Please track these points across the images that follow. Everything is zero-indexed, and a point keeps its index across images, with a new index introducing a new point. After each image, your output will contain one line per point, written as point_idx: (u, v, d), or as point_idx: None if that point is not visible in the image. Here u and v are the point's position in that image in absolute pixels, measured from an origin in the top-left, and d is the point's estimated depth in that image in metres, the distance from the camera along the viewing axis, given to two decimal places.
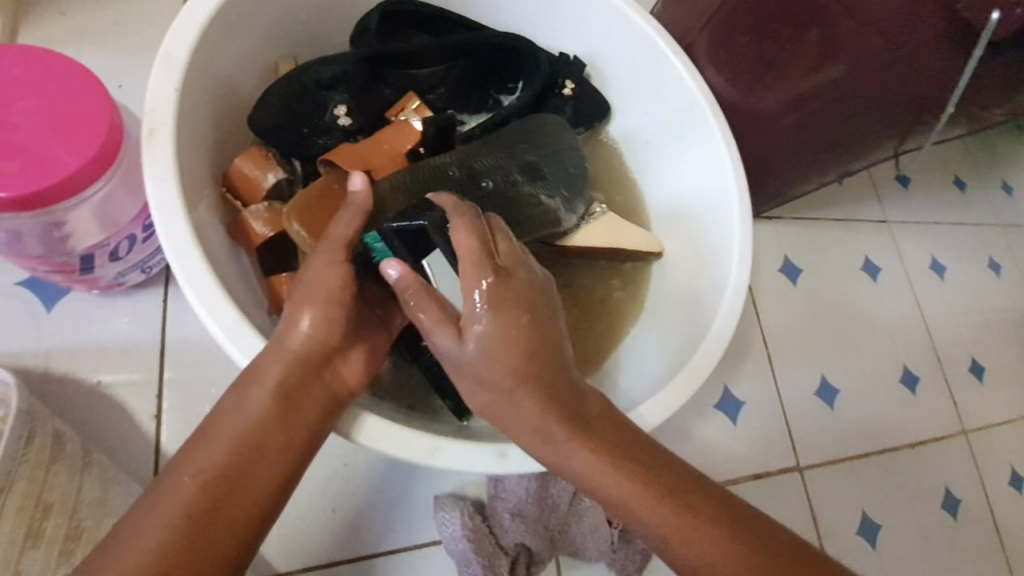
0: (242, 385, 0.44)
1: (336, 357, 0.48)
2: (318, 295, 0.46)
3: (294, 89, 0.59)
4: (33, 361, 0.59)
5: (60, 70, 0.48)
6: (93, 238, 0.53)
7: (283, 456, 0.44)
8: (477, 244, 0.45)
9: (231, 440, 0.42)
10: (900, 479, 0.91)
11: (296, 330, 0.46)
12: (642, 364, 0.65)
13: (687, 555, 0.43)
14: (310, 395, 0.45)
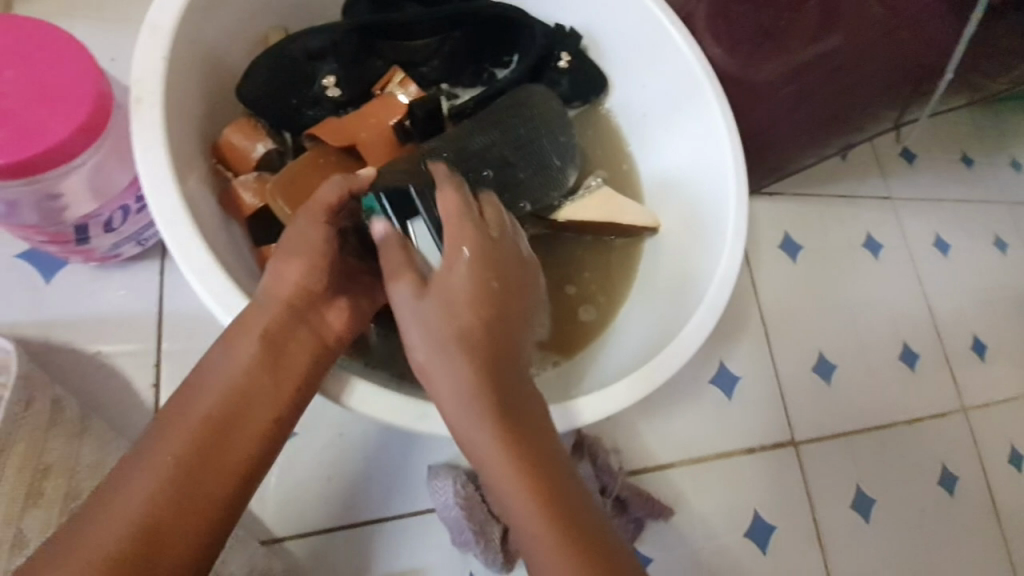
0: (231, 333, 0.45)
1: (321, 307, 0.49)
2: (301, 245, 0.48)
3: (282, 60, 0.59)
4: (33, 331, 0.60)
5: (46, 39, 0.48)
6: (86, 209, 0.54)
7: (271, 405, 0.45)
8: (461, 202, 0.48)
9: (221, 387, 0.43)
10: (896, 456, 0.91)
11: (282, 279, 0.47)
12: (636, 335, 0.65)
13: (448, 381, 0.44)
14: (297, 345, 0.46)
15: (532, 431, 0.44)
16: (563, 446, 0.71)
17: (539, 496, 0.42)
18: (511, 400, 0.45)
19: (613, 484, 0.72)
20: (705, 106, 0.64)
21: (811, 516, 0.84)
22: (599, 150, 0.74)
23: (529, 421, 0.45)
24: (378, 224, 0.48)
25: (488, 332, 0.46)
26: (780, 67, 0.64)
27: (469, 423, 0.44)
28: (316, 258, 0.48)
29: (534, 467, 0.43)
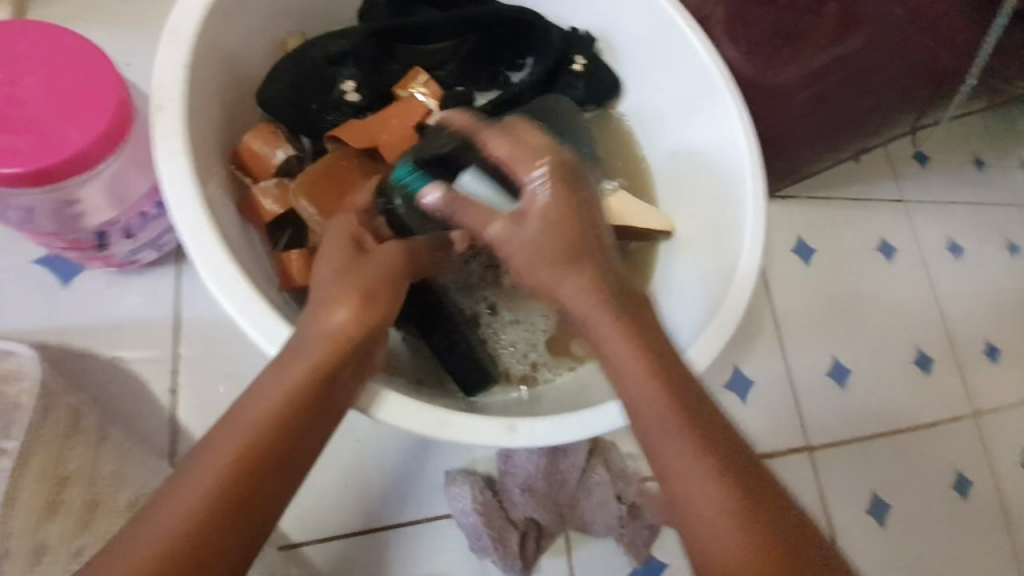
0: (282, 362, 0.42)
1: (371, 344, 0.46)
2: (367, 272, 0.46)
3: (304, 66, 0.59)
4: (52, 336, 0.60)
5: (66, 45, 0.48)
6: (107, 215, 0.54)
7: (315, 442, 0.42)
8: (519, 143, 0.46)
9: (268, 421, 0.40)
10: (911, 461, 0.90)
11: (338, 312, 0.44)
12: (671, 319, 0.65)
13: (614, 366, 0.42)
14: (344, 381, 0.43)
15: (735, 460, 0.39)
16: (578, 452, 0.65)
17: (742, 514, 0.37)
18: (696, 413, 0.40)
19: (628, 490, 0.66)
20: (722, 111, 0.64)
21: (826, 522, 0.83)
22: (622, 160, 0.74)
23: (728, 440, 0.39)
24: (503, 147, 0.46)
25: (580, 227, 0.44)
26: (801, 69, 0.63)
27: (638, 392, 0.41)
28: (375, 300, 0.45)
29: (753, 506, 0.37)
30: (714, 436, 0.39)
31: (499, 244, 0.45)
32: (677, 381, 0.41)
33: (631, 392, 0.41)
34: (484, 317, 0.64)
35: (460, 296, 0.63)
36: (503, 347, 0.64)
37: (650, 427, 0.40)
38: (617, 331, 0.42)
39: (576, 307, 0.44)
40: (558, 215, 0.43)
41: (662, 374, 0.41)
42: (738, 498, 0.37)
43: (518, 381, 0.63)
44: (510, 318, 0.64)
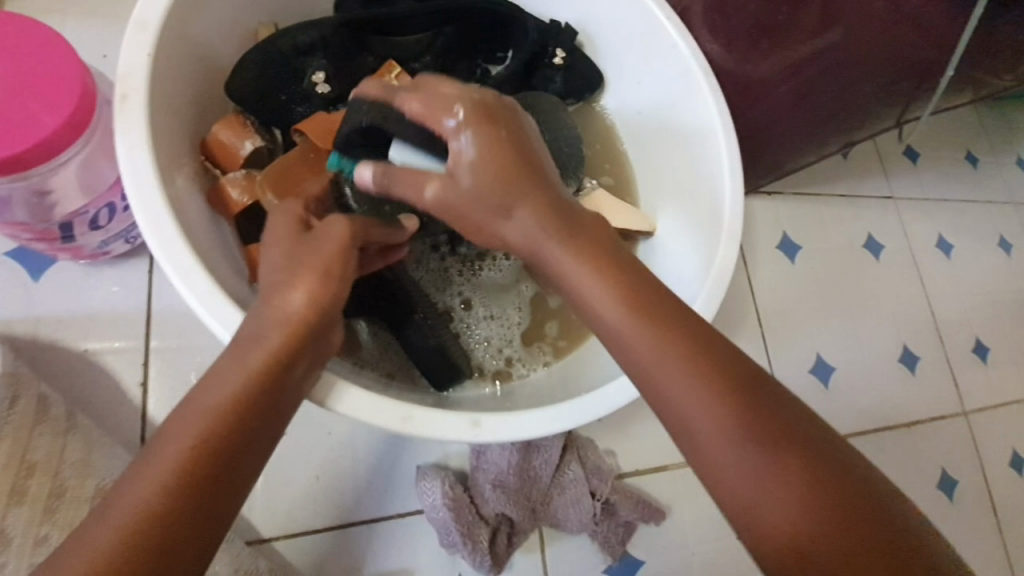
0: (238, 349, 0.41)
1: (329, 327, 0.45)
2: (315, 248, 0.44)
3: (271, 55, 0.58)
4: (21, 328, 0.59)
5: (26, 32, 0.47)
6: (73, 205, 0.53)
7: (277, 425, 0.41)
8: (429, 104, 0.44)
9: (216, 410, 0.39)
10: (894, 459, 0.90)
11: (293, 293, 0.43)
12: (666, 271, 0.65)
13: (635, 351, 0.41)
14: (303, 362, 0.43)
15: (782, 419, 0.39)
16: (552, 447, 0.65)
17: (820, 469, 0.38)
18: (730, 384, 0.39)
19: (602, 487, 0.66)
20: (700, 101, 0.63)
21: None
22: (609, 163, 0.74)
23: (764, 396, 0.40)
24: (411, 103, 0.45)
25: (522, 165, 0.43)
26: (781, 61, 0.62)
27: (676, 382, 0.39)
28: (331, 281, 0.44)
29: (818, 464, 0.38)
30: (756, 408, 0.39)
31: (439, 204, 0.45)
32: (700, 347, 0.40)
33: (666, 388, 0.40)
34: (458, 312, 0.64)
35: (433, 291, 0.63)
36: (476, 342, 0.64)
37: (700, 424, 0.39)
38: (702, 390, 0.39)
39: (641, 361, 0.41)
40: (482, 160, 0.43)
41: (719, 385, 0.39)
42: (802, 462, 0.38)
43: (492, 377, 0.63)
44: (483, 313, 0.65)
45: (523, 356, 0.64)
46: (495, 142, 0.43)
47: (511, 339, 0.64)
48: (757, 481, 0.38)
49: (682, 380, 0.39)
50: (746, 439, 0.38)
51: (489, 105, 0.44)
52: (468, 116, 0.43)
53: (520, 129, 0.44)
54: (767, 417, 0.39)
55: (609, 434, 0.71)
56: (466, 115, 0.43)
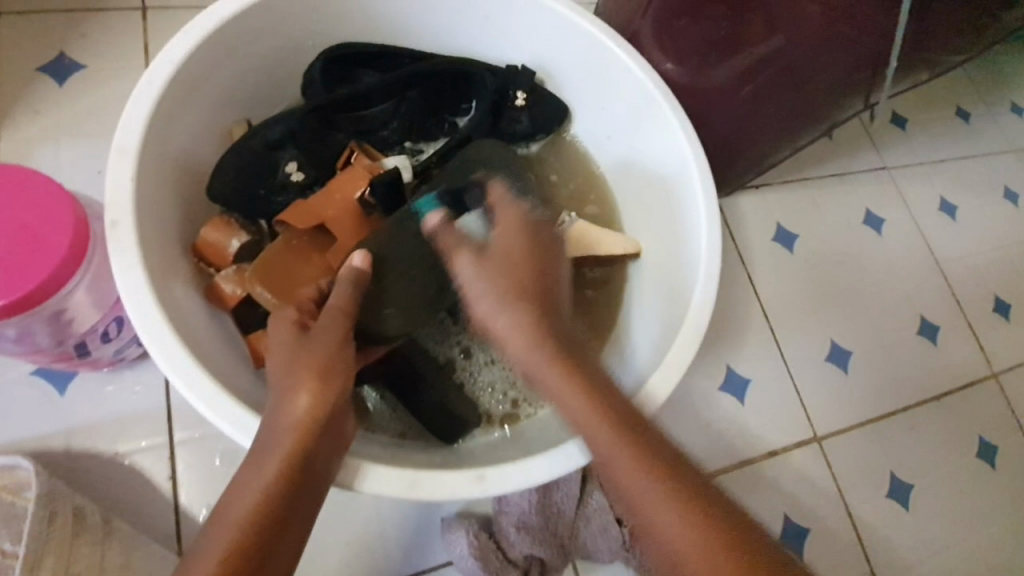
0: (257, 454, 0.44)
1: (340, 418, 0.48)
2: (312, 352, 0.48)
3: (245, 154, 0.61)
4: (54, 442, 0.63)
5: (20, 181, 0.52)
6: (84, 325, 0.57)
7: (307, 513, 0.44)
8: (524, 233, 0.56)
9: (243, 518, 0.41)
10: (928, 435, 0.88)
11: (300, 395, 0.46)
12: (644, 302, 0.68)
13: (567, 391, 0.49)
14: (319, 458, 0.45)
15: (644, 446, 0.47)
16: (571, 480, 0.67)
17: (682, 503, 0.44)
18: (614, 419, 0.48)
19: None
20: (668, 127, 0.64)
21: (847, 512, 0.83)
22: (594, 194, 0.75)
23: (639, 432, 0.48)
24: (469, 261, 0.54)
25: (541, 255, 0.55)
26: (730, 71, 0.63)
27: (568, 402, 0.49)
28: (332, 380, 0.48)
29: (652, 474, 0.45)
30: (601, 430, 0.47)
31: (469, 276, 0.54)
32: (617, 404, 0.49)
33: (580, 416, 0.48)
34: (459, 362, 0.65)
35: (431, 346, 0.65)
36: (482, 388, 0.65)
37: (600, 444, 0.48)
38: (579, 408, 0.48)
39: (534, 376, 0.51)
40: (513, 239, 0.55)
41: (611, 418, 0.48)
42: (679, 495, 0.44)
43: (501, 421, 0.64)
44: (485, 359, 0.66)
45: (529, 396, 0.65)
46: (531, 241, 0.56)
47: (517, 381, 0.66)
48: (653, 509, 0.44)
49: (587, 405, 0.48)
50: (633, 452, 0.46)
51: (544, 240, 0.57)
52: (502, 241, 0.55)
53: (549, 246, 0.56)
54: (629, 435, 0.47)
55: None
56: (514, 217, 0.57)
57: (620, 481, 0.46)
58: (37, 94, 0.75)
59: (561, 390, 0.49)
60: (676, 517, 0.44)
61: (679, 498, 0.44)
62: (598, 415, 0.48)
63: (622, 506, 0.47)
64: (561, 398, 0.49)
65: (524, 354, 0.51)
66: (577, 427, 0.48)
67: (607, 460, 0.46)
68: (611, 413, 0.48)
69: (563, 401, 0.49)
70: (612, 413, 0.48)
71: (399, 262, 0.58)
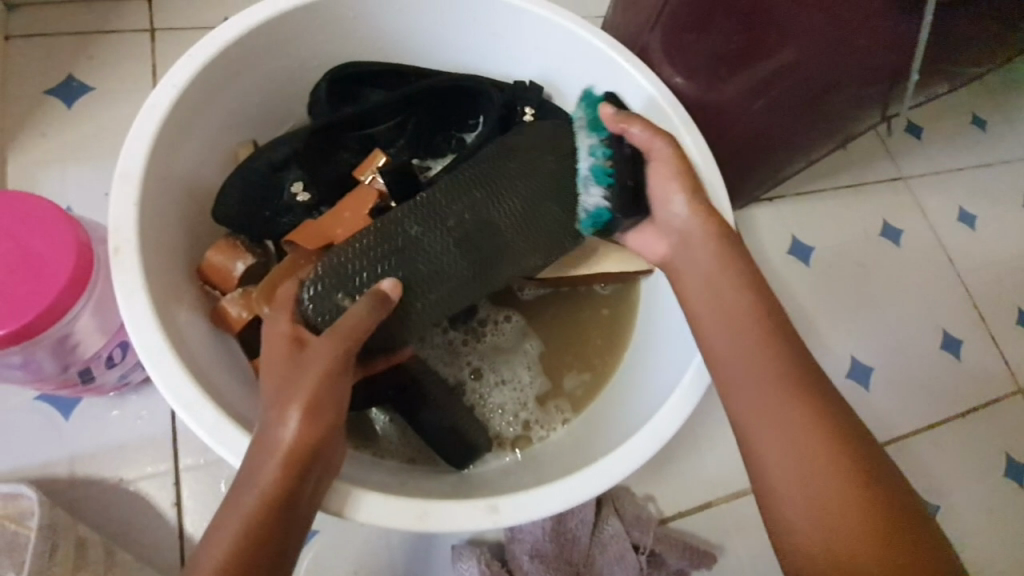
0: (240, 484, 0.44)
1: (327, 449, 0.46)
2: (307, 375, 0.46)
3: (251, 175, 0.61)
4: (58, 469, 0.62)
5: (25, 207, 0.51)
6: (89, 351, 0.56)
7: (287, 549, 0.44)
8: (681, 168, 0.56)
9: (224, 554, 0.41)
10: (954, 454, 0.85)
11: (285, 424, 0.45)
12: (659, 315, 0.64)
13: (752, 389, 0.49)
14: (303, 488, 0.44)
15: (861, 492, 0.44)
16: (585, 507, 0.64)
17: (874, 543, 0.42)
18: (828, 448, 0.45)
19: (644, 538, 0.65)
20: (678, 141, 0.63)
21: None
22: None
23: (866, 469, 0.45)
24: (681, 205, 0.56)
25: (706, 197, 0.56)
26: (743, 85, 0.62)
27: (774, 423, 0.47)
28: (320, 409, 0.46)
29: (872, 523, 0.43)
30: (826, 464, 0.45)
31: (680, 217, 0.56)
32: (830, 426, 0.46)
33: (777, 432, 0.47)
34: (469, 383, 0.64)
35: (439, 368, 0.63)
36: (493, 410, 0.64)
37: (777, 463, 0.46)
38: (788, 426, 0.46)
39: (745, 388, 0.49)
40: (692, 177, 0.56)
41: (819, 444, 0.45)
42: (874, 543, 0.42)
43: (511, 444, 0.62)
44: (496, 380, 0.65)
45: (540, 418, 0.64)
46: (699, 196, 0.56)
47: (528, 403, 0.64)
48: (812, 528, 0.44)
49: (797, 427, 0.46)
50: (822, 485, 0.45)
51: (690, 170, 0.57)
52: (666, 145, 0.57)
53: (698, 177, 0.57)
54: (845, 471, 0.45)
55: (645, 478, 0.69)
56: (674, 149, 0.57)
57: (803, 505, 0.45)
58: (46, 118, 0.75)
59: (768, 404, 0.48)
60: (851, 545, 0.43)
61: (870, 539, 0.43)
62: (813, 438, 0.46)
63: (773, 522, 0.46)
64: (759, 412, 0.48)
65: (734, 353, 0.50)
66: (776, 450, 0.46)
67: (803, 494, 0.45)
68: (828, 438, 0.46)
69: (755, 417, 0.48)
70: (837, 449, 0.45)
71: (409, 257, 0.55)
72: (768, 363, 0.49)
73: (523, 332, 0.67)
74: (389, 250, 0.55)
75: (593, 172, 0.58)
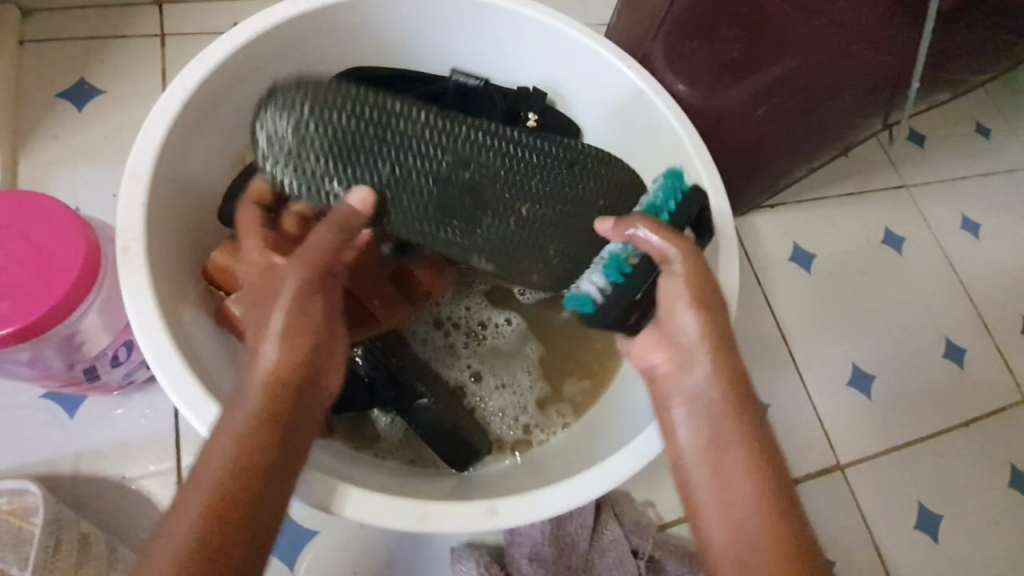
0: (234, 406, 0.43)
1: (318, 365, 0.46)
2: (280, 296, 0.46)
3: (257, 179, 0.61)
4: (63, 466, 0.63)
5: (36, 206, 0.52)
6: (96, 349, 0.57)
7: (289, 466, 0.43)
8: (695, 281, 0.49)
9: (222, 473, 0.40)
10: (956, 463, 0.85)
11: (267, 346, 0.44)
12: None
13: (693, 453, 0.46)
14: (286, 424, 0.43)
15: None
16: (585, 511, 0.64)
17: None
18: (771, 528, 0.43)
19: (644, 544, 0.64)
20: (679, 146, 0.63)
21: (873, 544, 0.79)
22: None
23: (806, 559, 0.42)
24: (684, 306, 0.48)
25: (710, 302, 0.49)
26: (746, 90, 0.63)
27: (721, 492, 0.44)
28: (305, 329, 0.45)
29: None
30: (766, 546, 0.42)
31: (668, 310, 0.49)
32: (777, 510, 0.43)
33: (728, 503, 0.44)
34: (470, 387, 0.64)
35: (440, 370, 0.64)
36: (493, 414, 0.64)
37: (719, 537, 0.44)
38: (733, 495, 0.44)
39: (691, 454, 0.46)
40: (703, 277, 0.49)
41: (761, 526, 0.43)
42: None
43: (511, 448, 0.63)
44: (496, 384, 0.65)
45: (540, 422, 0.64)
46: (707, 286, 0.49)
47: (528, 407, 0.64)
48: None
49: (740, 497, 0.44)
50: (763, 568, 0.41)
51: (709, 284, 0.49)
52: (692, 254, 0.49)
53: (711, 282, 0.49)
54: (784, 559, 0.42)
55: (644, 483, 0.69)
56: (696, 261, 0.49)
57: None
58: (58, 120, 0.76)
59: (719, 474, 0.45)
60: None
61: None
62: (759, 518, 0.43)
63: None
64: (707, 481, 0.45)
65: (687, 418, 0.47)
66: (718, 522, 0.44)
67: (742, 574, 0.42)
68: (770, 519, 0.43)
69: (708, 485, 0.45)
70: (778, 533, 0.42)
71: (393, 187, 0.56)
72: (723, 427, 0.46)
73: (524, 337, 0.67)
74: (375, 171, 0.55)
75: (608, 265, 0.51)
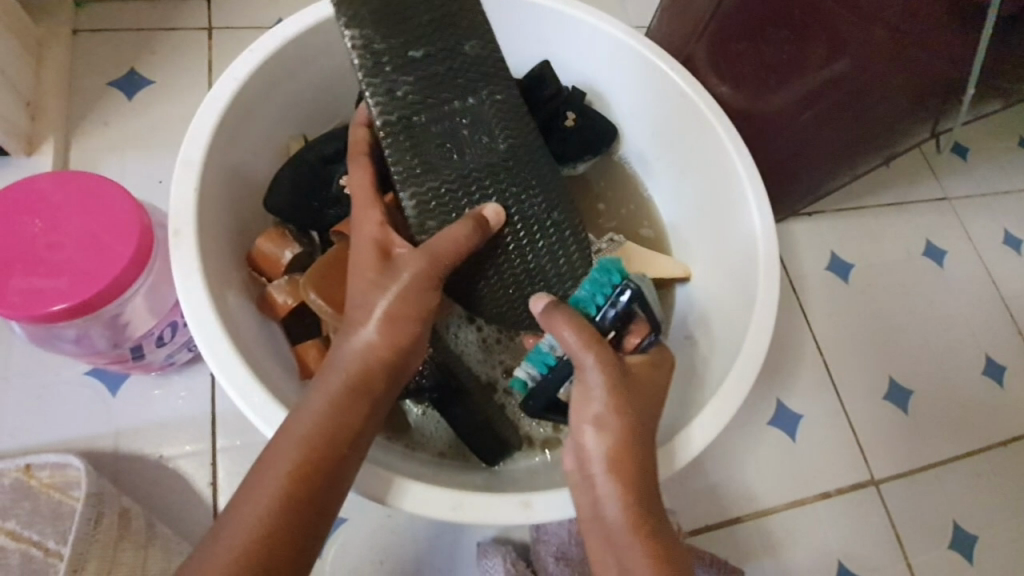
0: (326, 377, 0.47)
1: (408, 359, 0.49)
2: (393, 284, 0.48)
3: (302, 170, 0.62)
4: (103, 443, 0.64)
5: (94, 187, 0.54)
6: (142, 329, 0.58)
7: (364, 443, 0.47)
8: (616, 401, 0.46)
9: (307, 439, 0.44)
10: (994, 482, 0.82)
11: (369, 327, 0.48)
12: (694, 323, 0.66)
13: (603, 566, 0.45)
14: (363, 420, 0.47)
15: None
16: None
17: None
18: None
19: None
20: (721, 142, 0.63)
21: (905, 562, 0.77)
22: (647, 218, 0.74)
23: None
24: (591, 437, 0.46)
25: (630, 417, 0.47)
26: (790, 94, 0.62)
27: None
28: (411, 318, 0.49)
29: None
30: None
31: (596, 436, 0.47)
32: None
33: None
34: (502, 383, 0.64)
35: (473, 365, 0.64)
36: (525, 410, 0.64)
37: None
38: None
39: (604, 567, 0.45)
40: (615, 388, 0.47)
41: None
42: None
43: (541, 445, 0.63)
44: None
45: None
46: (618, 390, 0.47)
47: None
48: None
49: None
50: None
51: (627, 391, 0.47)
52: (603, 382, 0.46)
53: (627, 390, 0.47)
54: None
55: None
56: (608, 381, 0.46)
57: None
58: (109, 107, 0.79)
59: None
60: None
61: None
62: None
63: None
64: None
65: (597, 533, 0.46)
66: None
67: None
68: None
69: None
70: None
71: (406, 67, 0.53)
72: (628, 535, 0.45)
73: None
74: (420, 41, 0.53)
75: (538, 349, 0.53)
